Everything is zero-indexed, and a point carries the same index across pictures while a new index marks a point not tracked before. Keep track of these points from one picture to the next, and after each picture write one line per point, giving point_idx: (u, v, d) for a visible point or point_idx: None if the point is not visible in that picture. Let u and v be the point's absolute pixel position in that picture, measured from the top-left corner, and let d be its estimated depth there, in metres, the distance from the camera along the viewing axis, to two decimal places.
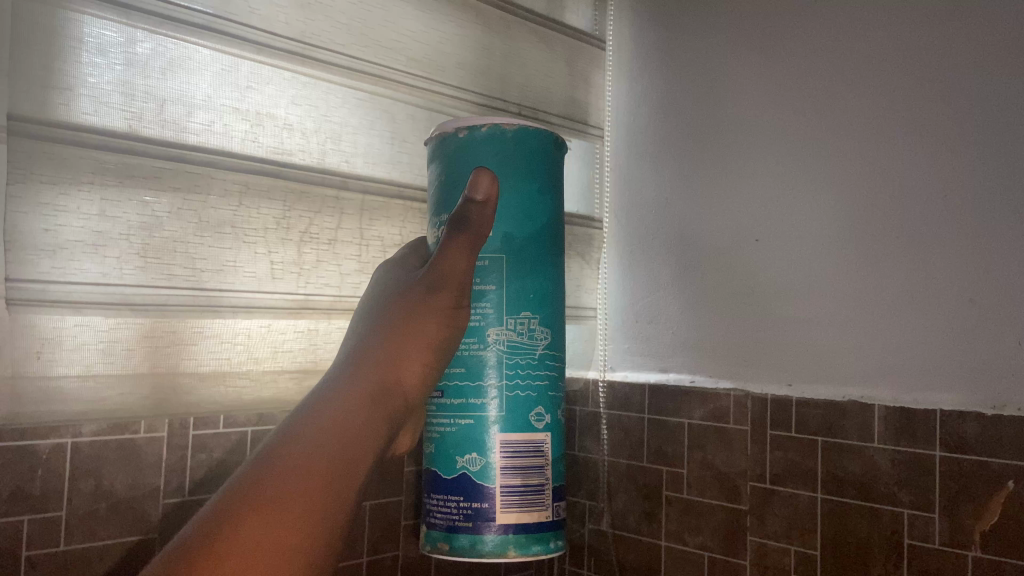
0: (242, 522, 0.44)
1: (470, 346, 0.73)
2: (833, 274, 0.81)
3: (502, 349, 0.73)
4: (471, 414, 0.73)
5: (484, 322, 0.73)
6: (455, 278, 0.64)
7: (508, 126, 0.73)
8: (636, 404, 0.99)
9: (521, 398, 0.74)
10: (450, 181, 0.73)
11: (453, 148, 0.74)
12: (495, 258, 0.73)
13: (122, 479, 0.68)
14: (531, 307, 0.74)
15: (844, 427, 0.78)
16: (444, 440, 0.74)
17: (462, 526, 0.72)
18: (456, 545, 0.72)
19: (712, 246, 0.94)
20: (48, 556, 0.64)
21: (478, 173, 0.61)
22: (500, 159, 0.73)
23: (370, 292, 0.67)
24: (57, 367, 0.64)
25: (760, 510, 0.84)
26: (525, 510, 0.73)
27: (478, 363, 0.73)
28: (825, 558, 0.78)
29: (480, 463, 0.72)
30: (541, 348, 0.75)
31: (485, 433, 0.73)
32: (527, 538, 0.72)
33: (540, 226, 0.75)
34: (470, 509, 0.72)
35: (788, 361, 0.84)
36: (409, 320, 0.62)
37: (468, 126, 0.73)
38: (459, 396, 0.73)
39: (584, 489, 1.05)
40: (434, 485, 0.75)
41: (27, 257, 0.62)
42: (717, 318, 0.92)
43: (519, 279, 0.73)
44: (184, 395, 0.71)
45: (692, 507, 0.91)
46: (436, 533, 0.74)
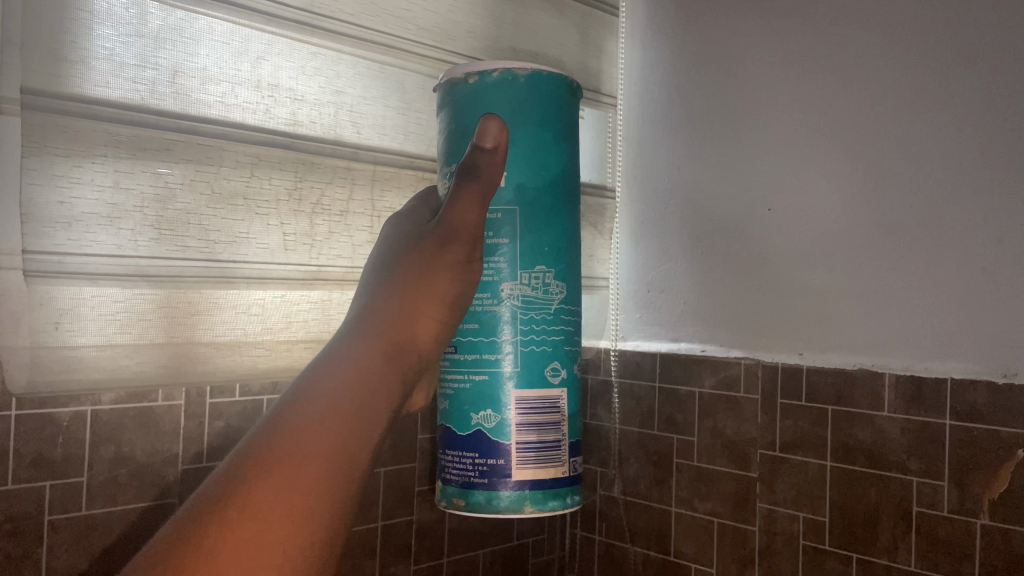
0: (265, 480, 0.46)
1: (483, 301, 0.73)
2: (845, 243, 0.80)
3: (516, 304, 0.73)
4: (486, 369, 0.74)
5: (498, 275, 0.73)
6: (469, 228, 0.65)
7: (519, 71, 0.73)
8: (647, 371, 1.00)
9: (535, 351, 0.74)
10: (460, 132, 0.73)
11: (464, 97, 0.74)
12: (509, 211, 0.73)
13: (142, 446, 0.69)
14: (546, 260, 0.74)
15: (854, 397, 0.78)
16: (458, 396, 0.75)
17: (478, 482, 0.73)
18: (473, 501, 0.73)
19: (725, 213, 0.93)
20: (70, 520, 0.65)
21: (486, 120, 0.62)
22: (512, 106, 0.73)
23: (380, 247, 0.68)
24: (75, 337, 0.65)
25: (770, 477, 0.85)
26: (541, 467, 0.74)
27: (491, 317, 0.73)
28: (833, 524, 0.79)
29: (495, 419, 0.73)
30: (555, 301, 0.75)
31: (501, 389, 0.74)
32: (544, 494, 0.73)
33: (554, 177, 0.75)
34: (486, 465, 0.73)
35: (800, 330, 0.84)
36: (421, 275, 0.63)
37: (479, 74, 0.73)
38: (472, 351, 0.74)
39: (596, 456, 1.06)
40: (449, 442, 0.76)
41: (42, 229, 0.63)
42: (728, 287, 0.92)
43: (532, 232, 0.74)
44: (199, 364, 0.72)
45: (702, 474, 0.92)
46: (452, 489, 0.75)
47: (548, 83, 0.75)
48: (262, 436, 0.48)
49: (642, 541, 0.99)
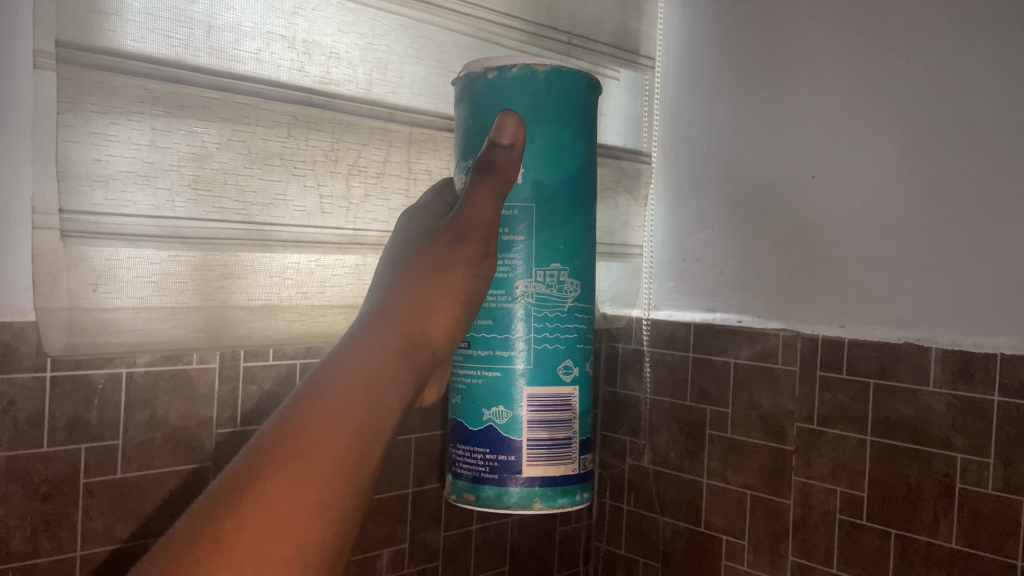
0: (267, 488, 0.38)
1: (496, 297, 0.64)
2: (893, 212, 0.78)
3: (529, 302, 0.63)
4: (498, 365, 0.64)
5: (513, 268, 0.63)
6: (484, 225, 0.57)
7: (539, 65, 0.62)
8: (681, 340, 0.98)
9: (550, 351, 0.64)
10: (478, 128, 0.63)
11: (478, 92, 0.63)
12: (525, 208, 0.63)
13: (176, 409, 0.69)
14: (563, 256, 0.64)
15: (898, 370, 0.76)
16: (469, 390, 0.65)
17: (488, 477, 0.64)
18: (483, 497, 0.64)
19: (767, 180, 0.90)
20: (106, 483, 0.65)
21: (505, 116, 0.57)
22: (532, 104, 0.62)
23: (391, 241, 0.59)
24: (112, 299, 0.64)
25: (807, 451, 0.84)
26: (553, 463, 0.64)
27: (505, 314, 0.63)
28: (872, 499, 0.78)
29: (508, 415, 0.64)
30: (568, 298, 0.65)
31: (514, 388, 0.64)
32: (555, 491, 0.64)
33: (574, 175, 0.65)
34: (496, 460, 0.64)
35: (843, 302, 0.82)
36: (429, 270, 0.55)
37: (498, 67, 0.62)
38: (485, 346, 0.64)
39: (626, 425, 1.05)
40: (458, 436, 0.67)
41: (80, 188, 0.61)
42: (769, 257, 0.90)
43: (551, 227, 0.63)
44: (234, 329, 0.71)
45: (736, 446, 0.91)
46: (461, 483, 0.66)
47: (570, 79, 0.64)
48: (262, 440, 0.41)
49: (672, 510, 0.98)
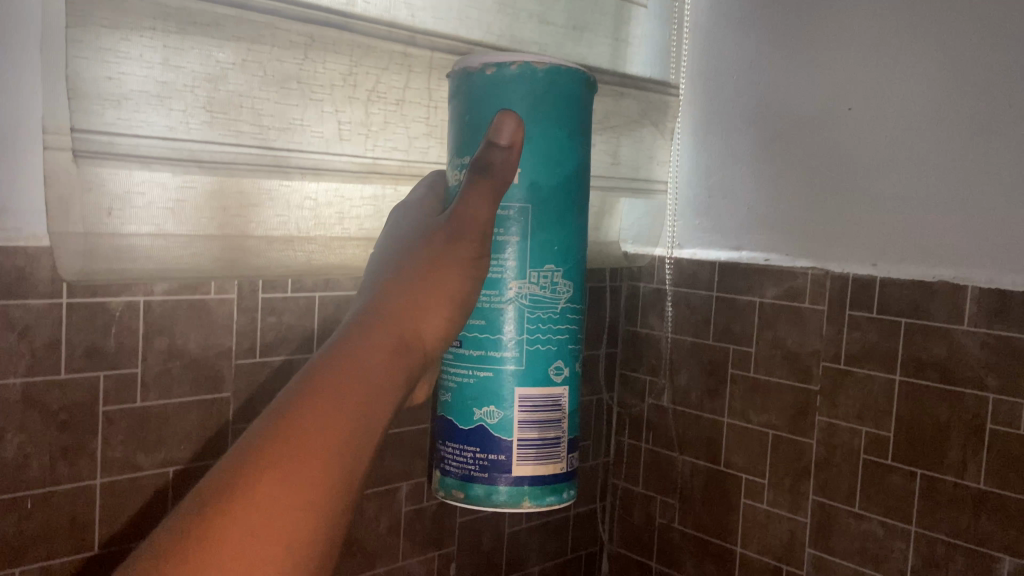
0: (241, 500, 0.35)
1: (489, 298, 0.56)
2: (933, 147, 0.75)
3: (522, 304, 0.56)
4: (490, 368, 0.56)
5: (506, 268, 0.55)
6: (479, 225, 0.51)
7: (540, 62, 0.54)
8: (705, 279, 0.96)
9: (542, 353, 0.57)
10: (475, 126, 0.55)
11: (474, 90, 0.55)
12: (523, 208, 0.55)
13: (195, 339, 0.68)
14: (559, 257, 0.56)
15: (930, 309, 0.74)
16: (458, 391, 0.58)
17: (478, 475, 0.57)
18: (472, 495, 0.57)
19: (801, 113, 0.87)
20: (125, 412, 0.65)
21: (504, 115, 0.51)
22: (529, 106, 0.54)
23: (387, 239, 0.55)
24: (127, 225, 0.62)
25: (832, 390, 0.83)
26: (542, 462, 0.58)
27: (497, 315, 0.56)
28: (898, 439, 0.77)
29: (499, 417, 0.56)
30: (562, 301, 0.57)
31: (505, 387, 0.56)
32: (546, 490, 0.58)
33: (574, 177, 0.57)
34: (486, 458, 0.57)
35: (876, 239, 0.80)
36: (423, 269, 0.50)
37: (496, 62, 0.54)
38: (477, 346, 0.56)
39: (645, 364, 1.04)
40: (444, 435, 0.59)
41: (91, 106, 0.59)
42: (800, 194, 0.87)
43: (546, 227, 0.56)
44: (252, 259, 0.70)
45: (759, 386, 0.90)
46: (449, 479, 0.58)
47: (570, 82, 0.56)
48: (240, 446, 0.37)
49: (692, 450, 0.97)
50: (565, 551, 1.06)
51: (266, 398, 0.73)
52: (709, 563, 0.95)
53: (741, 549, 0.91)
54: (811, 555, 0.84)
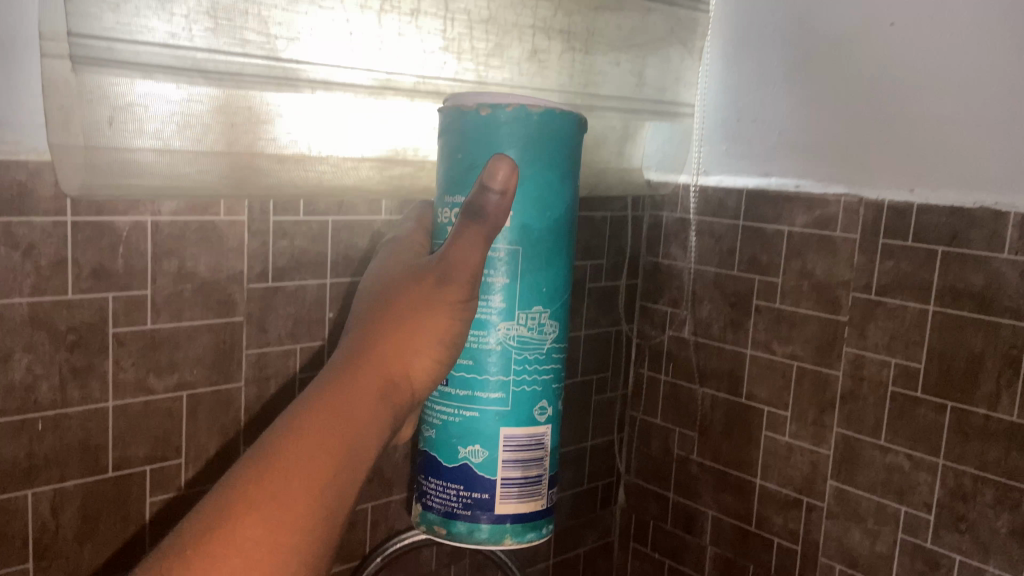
0: None
1: (477, 338, 0.51)
2: (982, 64, 0.70)
3: (509, 346, 0.51)
4: (478, 407, 0.51)
5: (494, 309, 0.50)
6: (468, 271, 0.47)
7: (534, 105, 0.49)
8: (731, 208, 0.93)
9: (527, 392, 0.52)
10: (468, 165, 0.49)
11: (466, 128, 0.50)
12: (512, 252, 0.50)
13: (206, 262, 0.67)
14: (546, 297, 0.52)
15: (970, 237, 0.71)
16: (442, 428, 0.52)
17: (461, 513, 0.52)
18: (454, 532, 0.53)
19: (839, 29, 0.82)
20: (136, 334, 0.64)
21: (497, 159, 0.46)
22: (524, 150, 0.49)
23: (377, 261, 0.53)
24: (131, 140, 0.57)
25: (862, 322, 0.80)
26: (527, 497, 0.53)
27: (482, 358, 0.51)
28: (929, 372, 0.74)
29: (484, 456, 0.52)
30: (550, 342, 0.53)
31: (491, 427, 0.52)
32: (528, 528, 0.53)
33: (564, 224, 0.52)
34: (469, 496, 0.52)
35: (914, 164, 0.76)
36: (406, 313, 0.47)
37: (491, 103, 0.49)
38: (462, 386, 0.52)
39: (666, 296, 1.01)
40: (427, 475, 0.54)
41: (89, 9, 0.52)
42: (834, 116, 0.83)
43: (537, 270, 0.51)
44: (263, 178, 0.66)
45: (785, 317, 0.87)
46: (431, 514, 0.54)
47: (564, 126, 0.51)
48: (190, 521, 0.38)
49: (712, 382, 0.95)
50: (582, 482, 1.03)
51: (280, 322, 0.72)
52: (727, 494, 0.94)
53: (760, 481, 0.91)
54: (833, 486, 0.83)
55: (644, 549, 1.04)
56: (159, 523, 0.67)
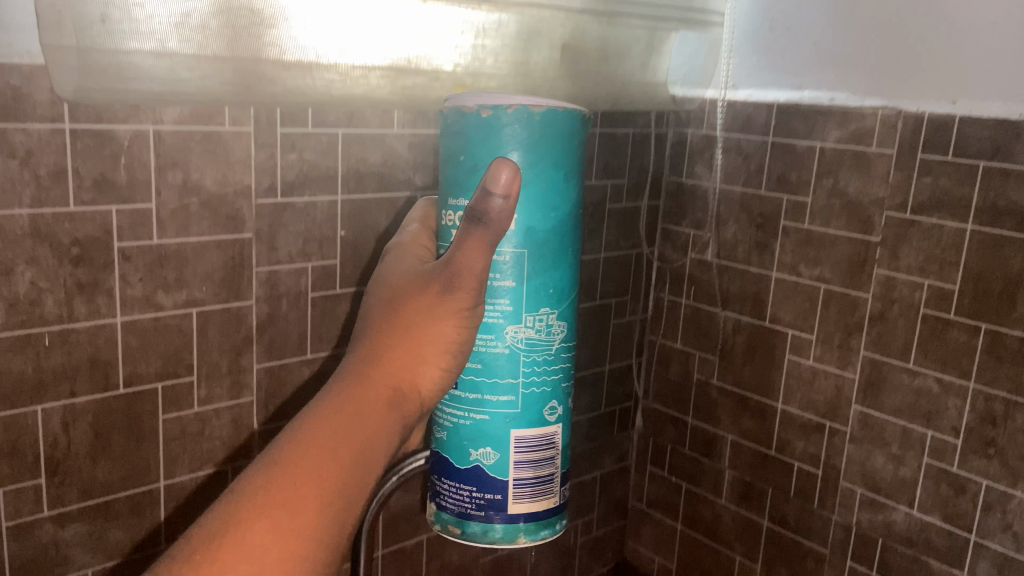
0: None
1: (483, 343, 0.46)
2: None
3: (518, 354, 0.46)
4: (487, 411, 0.47)
5: (500, 311, 0.46)
6: (475, 278, 0.42)
7: (535, 103, 0.44)
8: (760, 123, 0.88)
9: (537, 395, 0.48)
10: (471, 168, 0.45)
11: (465, 128, 0.45)
12: (517, 253, 0.45)
13: (211, 174, 0.64)
14: (555, 298, 0.47)
15: (1015, 151, 0.67)
16: (453, 431, 0.48)
17: (473, 512, 0.48)
18: (469, 533, 0.48)
19: None
20: (142, 249, 0.61)
21: (499, 164, 0.42)
22: (524, 152, 0.44)
23: (381, 260, 0.48)
24: (127, 42, 0.53)
25: (895, 242, 0.77)
26: (542, 491, 0.49)
27: (488, 367, 0.46)
28: (964, 293, 0.72)
29: (496, 459, 0.47)
30: (559, 342, 0.48)
31: (503, 428, 0.47)
32: (542, 524, 0.49)
33: (572, 220, 0.47)
34: (481, 495, 0.48)
35: (957, 74, 0.71)
36: (411, 321, 0.43)
37: (492, 101, 0.44)
38: (468, 391, 0.47)
39: (690, 217, 0.97)
40: (440, 473, 0.49)
41: None
42: (873, 23, 0.77)
43: (545, 271, 0.46)
44: (268, 85, 0.62)
45: (814, 238, 0.84)
46: (444, 513, 0.49)
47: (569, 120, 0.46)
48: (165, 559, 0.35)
49: (735, 305, 0.93)
50: (598, 407, 1.01)
51: (289, 241, 0.70)
52: (747, 418, 0.93)
53: (783, 406, 0.89)
54: (856, 411, 0.82)
55: (661, 472, 1.03)
56: (172, 440, 0.66)
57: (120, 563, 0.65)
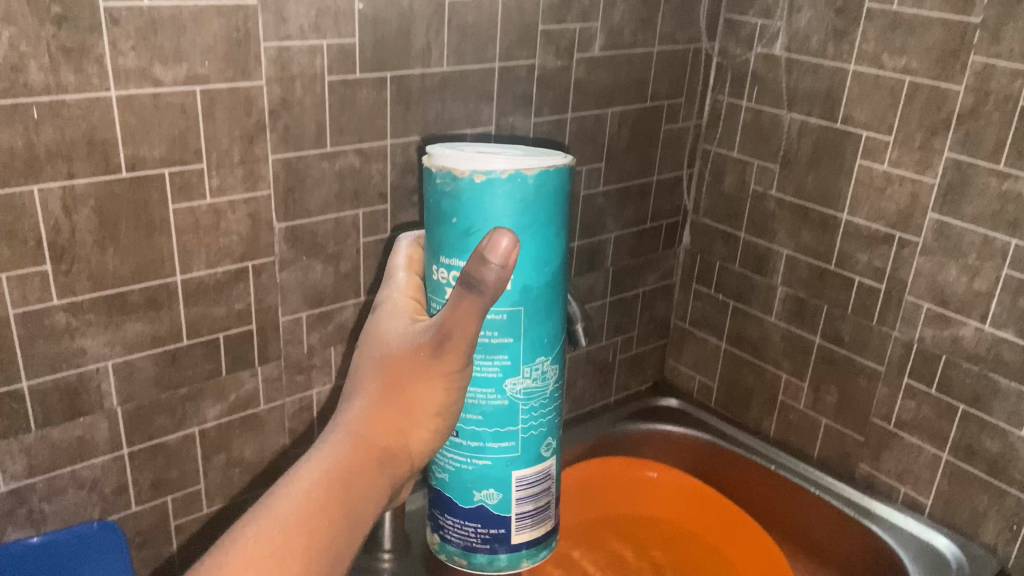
0: None
1: (484, 396, 0.56)
2: None
3: (519, 400, 0.56)
4: (489, 456, 0.58)
5: (498, 365, 0.55)
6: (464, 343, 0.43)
7: (529, 167, 0.50)
8: None
9: (533, 437, 0.58)
10: (465, 230, 0.52)
11: (461, 196, 0.51)
12: (512, 312, 0.54)
13: None
14: (547, 348, 0.56)
15: None
16: (456, 474, 0.59)
17: (479, 546, 0.61)
18: (474, 562, 0.62)
19: None
20: (132, 13, 0.54)
21: (500, 232, 0.40)
22: (518, 216, 0.51)
23: (373, 316, 0.50)
24: None
25: (999, 22, 0.66)
26: (537, 526, 0.62)
27: (492, 410, 0.56)
28: None
29: (498, 498, 0.59)
30: (551, 384, 0.58)
31: (507, 470, 0.59)
32: (537, 545, 0.63)
33: (558, 271, 0.56)
34: (488, 534, 0.61)
35: None
36: (404, 383, 0.45)
37: (486, 169, 0.50)
38: (474, 437, 0.57)
39: (757, 6, 0.86)
40: (442, 506, 0.62)
41: None
42: None
43: (539, 323, 0.55)
44: None
45: (902, 22, 0.73)
46: (451, 546, 0.62)
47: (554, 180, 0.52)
48: None
49: (803, 106, 0.83)
50: (644, 220, 0.93)
51: (300, 12, 0.61)
52: (806, 232, 0.86)
53: (847, 216, 0.82)
54: (931, 220, 0.74)
55: (708, 291, 0.98)
56: (186, 232, 0.62)
57: (141, 357, 0.63)
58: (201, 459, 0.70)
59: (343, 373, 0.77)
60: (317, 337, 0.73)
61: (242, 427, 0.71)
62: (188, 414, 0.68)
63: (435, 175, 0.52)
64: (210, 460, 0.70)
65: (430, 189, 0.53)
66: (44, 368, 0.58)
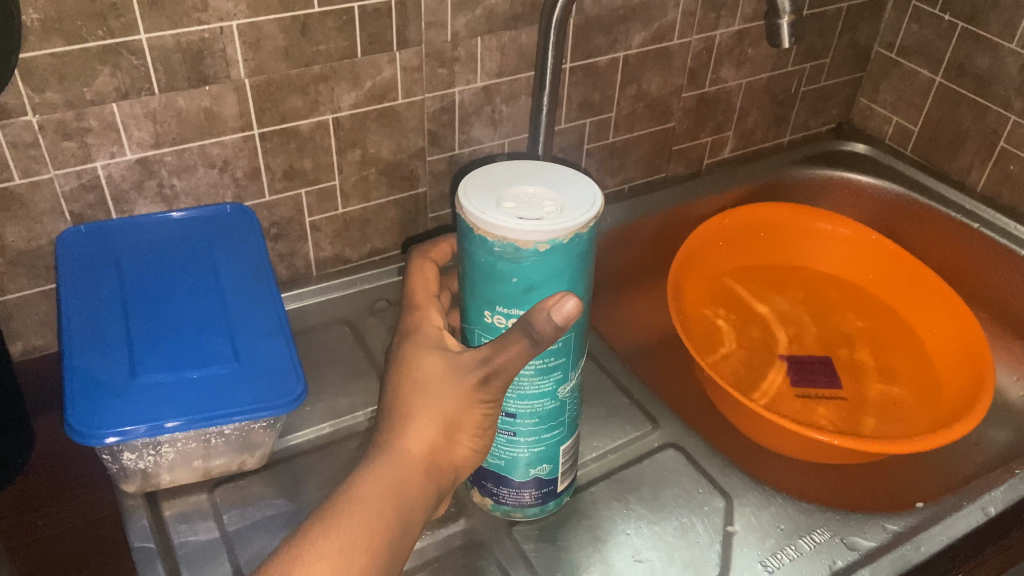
0: None
1: (539, 404, 0.45)
2: None
3: (569, 392, 0.46)
4: (543, 442, 0.48)
5: (553, 379, 0.45)
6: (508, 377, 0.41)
7: (586, 223, 0.40)
8: None
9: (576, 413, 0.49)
10: (525, 288, 0.41)
11: (523, 261, 0.40)
12: (566, 337, 0.43)
13: None
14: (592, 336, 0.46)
15: None
16: (509, 461, 0.48)
17: (532, 501, 0.51)
18: (531, 514, 0.52)
19: None
20: None
21: (568, 300, 0.38)
22: (576, 266, 0.41)
23: (401, 338, 0.45)
24: None
25: None
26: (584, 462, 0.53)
27: (547, 407, 0.46)
28: None
29: (550, 468, 0.50)
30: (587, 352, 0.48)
31: (562, 442, 0.49)
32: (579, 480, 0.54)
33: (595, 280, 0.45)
34: (544, 488, 0.51)
35: None
36: (450, 403, 0.42)
37: (548, 236, 0.39)
38: (529, 433, 0.47)
39: None
40: (488, 475, 0.50)
41: None
42: None
43: (586, 329, 0.45)
44: None
45: None
46: (504, 505, 0.51)
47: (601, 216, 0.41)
48: None
49: None
50: None
51: None
52: None
53: None
54: None
55: (931, 12, 0.79)
56: None
57: (268, 21, 0.55)
58: (336, 153, 0.63)
59: (490, 73, 0.66)
60: (463, 23, 0.62)
61: (379, 123, 0.64)
62: (321, 98, 0.60)
63: (482, 238, 0.40)
64: (344, 154, 0.64)
65: (474, 248, 0.41)
66: (164, 20, 0.51)
